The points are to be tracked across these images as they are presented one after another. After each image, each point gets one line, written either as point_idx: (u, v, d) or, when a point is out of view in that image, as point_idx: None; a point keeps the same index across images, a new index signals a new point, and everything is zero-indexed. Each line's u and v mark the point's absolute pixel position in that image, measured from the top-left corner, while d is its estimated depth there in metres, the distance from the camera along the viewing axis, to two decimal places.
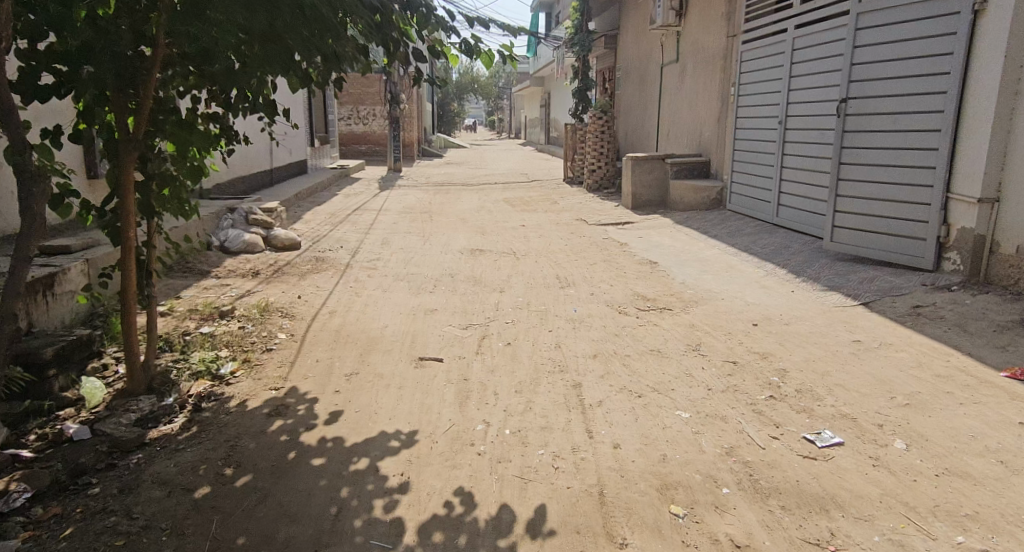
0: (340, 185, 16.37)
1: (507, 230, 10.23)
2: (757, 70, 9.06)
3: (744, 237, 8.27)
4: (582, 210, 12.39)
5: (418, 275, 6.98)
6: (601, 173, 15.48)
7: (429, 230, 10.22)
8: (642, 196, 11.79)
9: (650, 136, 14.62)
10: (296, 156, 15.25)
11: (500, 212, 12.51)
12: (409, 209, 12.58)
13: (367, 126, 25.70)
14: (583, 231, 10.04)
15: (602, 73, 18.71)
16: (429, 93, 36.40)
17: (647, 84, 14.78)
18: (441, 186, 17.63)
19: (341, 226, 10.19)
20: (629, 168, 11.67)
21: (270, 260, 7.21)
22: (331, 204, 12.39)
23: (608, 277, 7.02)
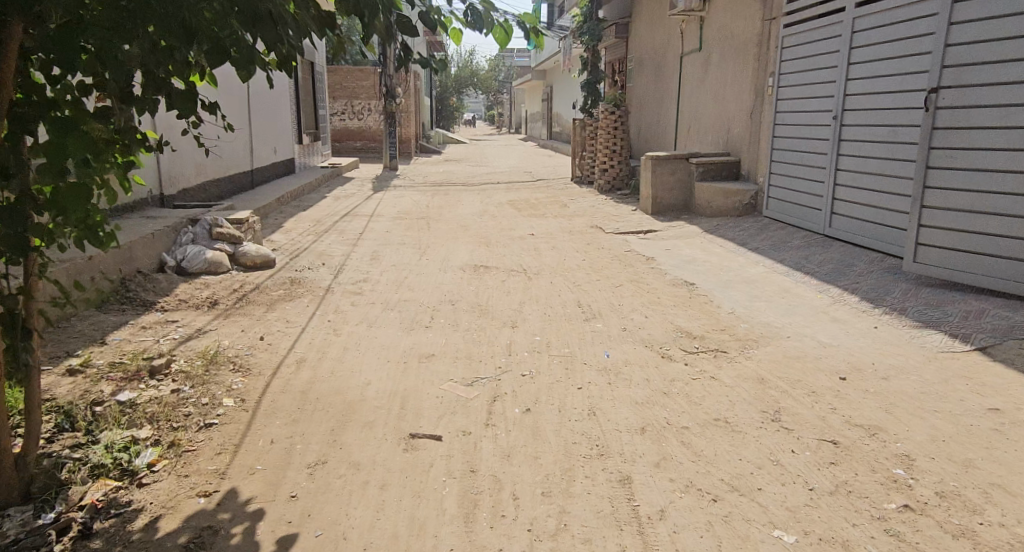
0: (331, 187, 15.21)
1: (514, 240, 9.10)
2: (801, 59, 7.98)
3: (792, 253, 7.12)
4: (596, 215, 11.24)
5: (413, 302, 5.88)
6: (613, 173, 14.33)
7: (428, 240, 9.11)
8: (664, 200, 10.64)
9: (668, 133, 13.48)
10: (281, 154, 14.09)
11: (506, 218, 11.39)
12: (405, 215, 11.46)
13: (362, 122, 24.57)
14: (600, 242, 8.91)
15: (613, 65, 17.62)
16: (427, 87, 35.23)
17: (665, 75, 13.66)
18: (440, 186, 16.48)
19: (328, 236, 9.07)
20: (649, 169, 10.52)
21: (238, 283, 6.07)
22: (319, 210, 11.25)
23: (638, 304, 5.90)
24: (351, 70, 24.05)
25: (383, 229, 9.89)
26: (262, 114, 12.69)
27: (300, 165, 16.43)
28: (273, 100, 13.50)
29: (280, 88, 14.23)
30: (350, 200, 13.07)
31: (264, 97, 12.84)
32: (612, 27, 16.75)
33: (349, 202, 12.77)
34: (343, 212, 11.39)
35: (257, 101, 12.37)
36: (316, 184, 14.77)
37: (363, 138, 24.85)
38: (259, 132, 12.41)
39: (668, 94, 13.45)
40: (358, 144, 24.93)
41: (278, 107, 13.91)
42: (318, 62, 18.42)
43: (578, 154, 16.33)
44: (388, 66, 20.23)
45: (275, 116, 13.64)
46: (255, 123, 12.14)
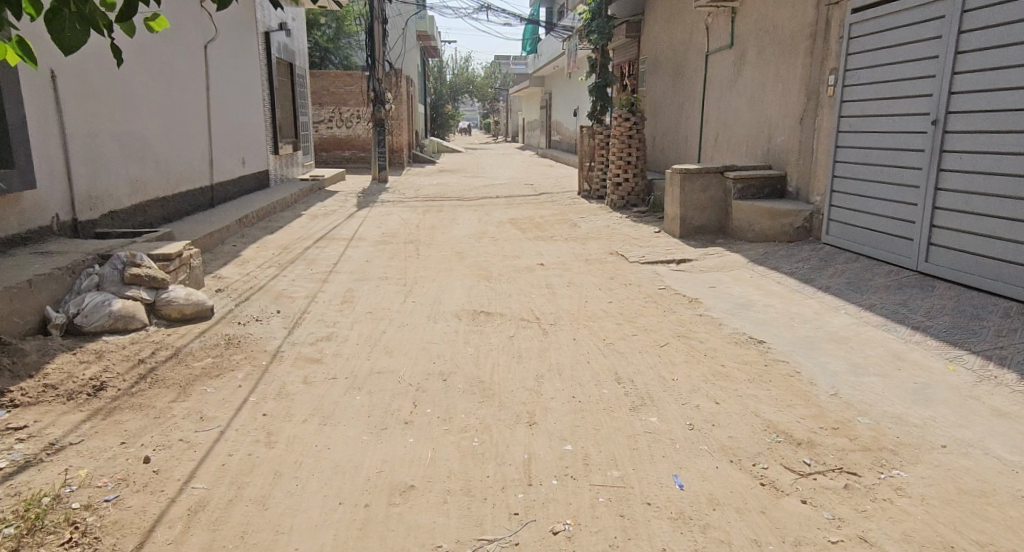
0: (310, 202, 13.65)
1: (520, 273, 7.55)
2: (878, 50, 6.49)
3: (881, 295, 5.53)
4: (612, 239, 9.68)
5: (389, 377, 4.30)
6: (628, 188, 12.79)
7: (415, 274, 7.54)
8: (694, 222, 9.11)
9: (691, 142, 11.97)
10: (253, 167, 12.54)
11: (507, 241, 9.83)
12: (391, 238, 9.90)
13: (350, 130, 23.05)
14: (625, 276, 7.35)
15: (623, 68, 16.14)
16: (421, 93, 33.64)
17: (688, 78, 12.18)
18: (432, 201, 14.91)
19: (294, 269, 7.49)
20: (677, 186, 9.01)
21: (151, 348, 4.50)
22: (290, 233, 9.67)
23: (697, 375, 4.32)
24: (339, 74, 22.51)
25: (363, 259, 8.31)
26: (227, 121, 11.15)
27: (277, 177, 14.85)
28: (241, 105, 11.97)
29: (251, 92, 12.69)
30: (329, 219, 11.49)
31: (230, 103, 11.32)
32: (623, 25, 15.25)
33: (327, 222, 11.18)
34: (318, 234, 9.80)
35: (220, 107, 10.83)
36: (294, 200, 13.19)
37: (351, 147, 23.29)
38: (223, 142, 10.86)
39: (693, 99, 11.95)
40: (346, 154, 23.37)
41: (248, 114, 12.38)
42: (299, 65, 16.88)
43: (586, 165, 14.81)
44: (377, 70, 18.68)
45: (245, 124, 12.12)
46: (216, 131, 10.60)
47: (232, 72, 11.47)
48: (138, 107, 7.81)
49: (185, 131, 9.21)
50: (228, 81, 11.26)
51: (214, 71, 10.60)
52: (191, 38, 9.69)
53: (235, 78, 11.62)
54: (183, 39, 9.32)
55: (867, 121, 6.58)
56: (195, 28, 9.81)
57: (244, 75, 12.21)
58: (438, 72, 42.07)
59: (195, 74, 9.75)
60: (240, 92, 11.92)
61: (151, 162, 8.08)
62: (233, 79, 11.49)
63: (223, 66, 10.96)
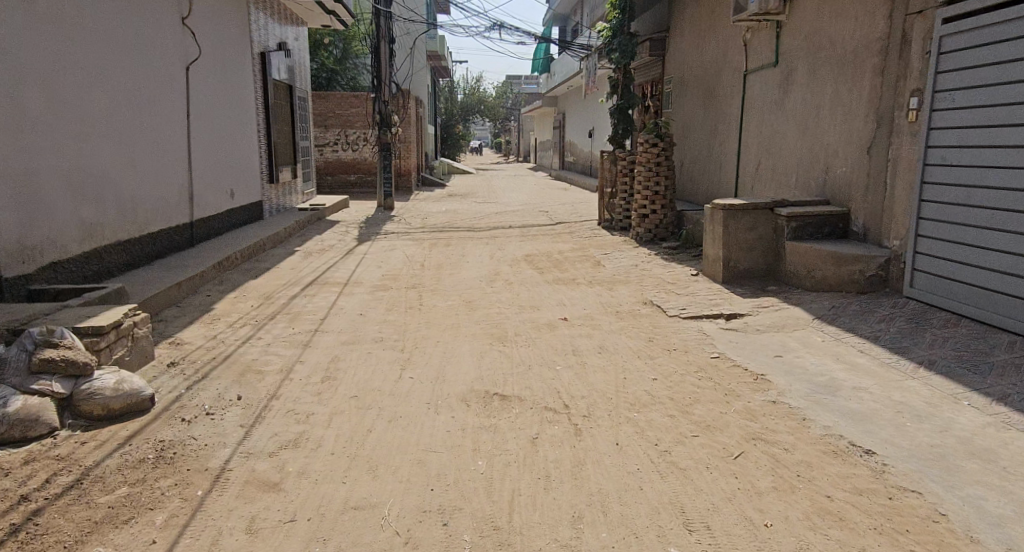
0: (308, 235, 12.57)
1: (540, 333, 6.40)
2: (996, 69, 5.44)
3: (1012, 383, 4.32)
4: (643, 284, 8.50)
5: (373, 519, 3.14)
6: (655, 219, 11.62)
7: (417, 333, 6.41)
8: (740, 265, 7.96)
9: (727, 170, 10.84)
10: (244, 199, 11.47)
11: (525, 285, 8.67)
12: (392, 281, 8.79)
13: (356, 153, 22.07)
14: (666, 337, 6.17)
15: (646, 88, 15.04)
16: (431, 114, 32.73)
17: (722, 99, 11.06)
18: (441, 232, 13.80)
19: (275, 328, 6.36)
20: (720, 224, 7.90)
21: (50, 469, 3.43)
22: (278, 277, 8.56)
23: (797, 517, 3.14)
24: (345, 96, 21.54)
25: (357, 311, 7.18)
26: (215, 151, 10.10)
27: (274, 208, 13.79)
28: (232, 134, 10.93)
29: (244, 119, 11.65)
30: (324, 257, 10.40)
31: (219, 132, 10.28)
32: (646, 43, 14.17)
33: (322, 261, 10.07)
34: (309, 278, 8.69)
35: (207, 135, 9.78)
36: (290, 233, 12.11)
37: (357, 171, 22.27)
38: (208, 175, 9.79)
39: (728, 123, 10.83)
40: (351, 178, 22.34)
41: (240, 144, 11.34)
42: (300, 87, 15.88)
43: (607, 193, 13.70)
44: (383, 91, 17.68)
45: (236, 154, 11.08)
46: (201, 162, 9.56)
47: (222, 97, 10.44)
48: (99, 138, 6.77)
49: (159, 165, 8.13)
50: (217, 107, 10.22)
51: (201, 95, 9.58)
52: (173, 61, 8.66)
53: (225, 104, 10.60)
54: (160, 61, 8.29)
55: (985, 153, 5.50)
56: (177, 48, 8.79)
57: (236, 101, 11.18)
58: (449, 92, 41.21)
59: (176, 101, 8.71)
60: (231, 120, 10.89)
61: (113, 201, 6.99)
62: (223, 105, 10.46)
63: (211, 91, 9.93)
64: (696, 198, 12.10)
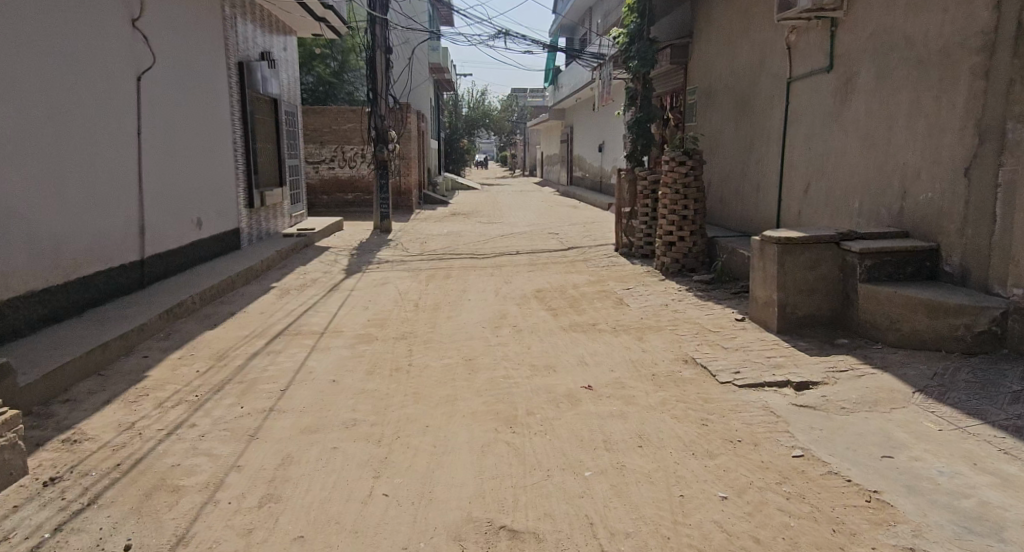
0: (290, 265, 11.21)
1: (559, 412, 5.00)
2: None
3: None
4: (679, 331, 7.10)
5: None
6: (681, 248, 10.20)
7: (402, 411, 5.03)
8: (799, 311, 6.58)
9: (768, 192, 9.43)
10: (216, 228, 10.11)
11: (537, 334, 7.27)
12: (379, 329, 7.41)
13: (353, 170, 20.75)
14: (724, 418, 4.77)
15: (666, 99, 13.68)
16: (434, 128, 31.42)
17: (759, 111, 9.68)
18: (440, 260, 12.42)
19: (223, 404, 4.99)
20: (774, 262, 6.54)
21: None
22: (243, 326, 7.18)
23: None
24: (341, 110, 20.21)
25: (331, 375, 5.80)
26: (180, 176, 8.73)
27: (256, 235, 12.46)
28: (203, 155, 9.56)
29: (218, 138, 10.28)
30: (305, 295, 9.05)
31: (186, 154, 8.92)
32: (667, 50, 12.83)
33: (301, 301, 8.69)
34: (280, 326, 7.32)
35: (168, 158, 8.41)
36: (270, 264, 10.75)
37: (355, 189, 20.92)
38: (169, 204, 8.42)
39: (767, 137, 9.44)
40: (348, 197, 21.00)
41: (212, 166, 9.98)
42: (288, 101, 14.57)
43: (625, 214, 12.35)
44: (379, 105, 16.35)
45: (206, 178, 9.71)
46: (160, 187, 8.21)
47: (190, 114, 9.07)
48: None
49: (95, 197, 6.76)
50: (184, 126, 8.84)
51: (163, 110, 8.25)
52: (121, 73, 7.27)
53: (194, 122, 9.22)
54: (103, 72, 6.90)
55: None
56: (129, 57, 7.40)
57: (208, 118, 9.80)
58: (453, 105, 39.94)
59: (125, 119, 7.33)
60: (202, 139, 9.52)
61: (20, 241, 5.66)
62: (191, 123, 9.08)
63: (174, 107, 8.55)
64: (729, 223, 10.70)
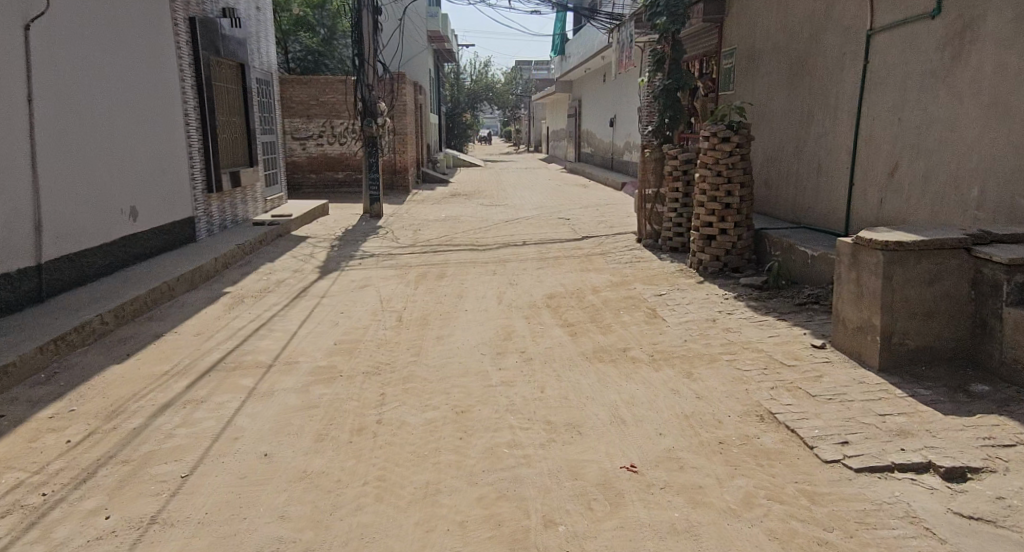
0: (255, 262, 9.48)
1: (592, 522, 3.32)
2: None
3: None
4: (739, 363, 5.36)
5: None
6: (722, 243, 8.43)
7: (354, 522, 3.33)
8: (911, 341, 4.85)
9: (835, 175, 7.70)
10: (159, 219, 8.36)
11: (553, 367, 5.54)
12: (348, 358, 5.71)
13: (345, 147, 18.97)
14: (854, 545, 3.09)
15: (697, 64, 11.87)
16: (434, 101, 29.50)
17: (821, 76, 7.96)
18: (435, 253, 10.69)
19: (81, 508, 3.30)
20: (879, 274, 4.81)
21: None
22: (162, 355, 5.46)
23: None
24: (329, 80, 18.32)
25: (265, 441, 4.11)
26: (104, 155, 7.01)
27: (221, 223, 10.75)
28: (139, 129, 7.83)
29: (164, 108, 8.54)
30: (264, 305, 7.33)
31: (113, 126, 7.18)
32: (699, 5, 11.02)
33: (257, 313, 7.00)
34: (217, 354, 5.62)
35: (85, 133, 6.67)
36: (230, 262, 9.03)
37: (345, 167, 19.13)
38: (88, 192, 6.72)
39: (835, 107, 7.71)
40: (339, 175, 19.20)
41: (157, 143, 8.27)
42: (259, 68, 12.78)
43: (649, 197, 10.59)
44: (367, 74, 14.55)
45: (145, 158, 8.00)
46: (74, 170, 6.47)
47: (117, 77, 7.32)
48: None
49: None
50: (107, 93, 7.10)
51: (74, 71, 6.50)
52: None
53: (124, 87, 7.47)
54: None
55: None
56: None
57: (146, 83, 8.05)
58: (454, 77, 37.93)
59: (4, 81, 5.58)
60: (137, 109, 7.78)
61: None
62: (118, 89, 7.34)
63: (91, 66, 6.80)
64: (778, 212, 8.97)
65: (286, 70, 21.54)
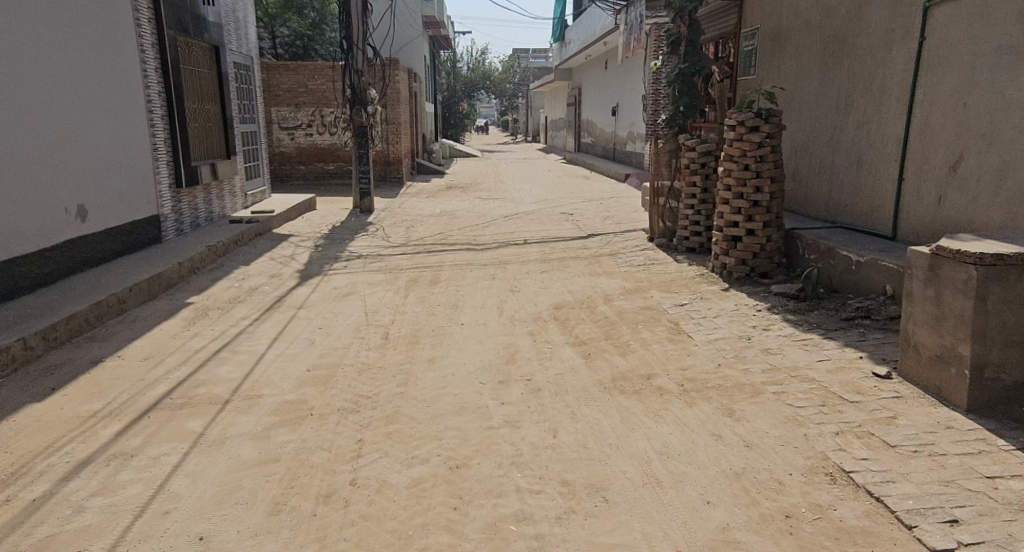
0: (229, 265, 8.57)
1: None
2: None
3: None
4: (790, 398, 4.46)
5: None
6: (751, 243, 7.48)
7: None
8: (1006, 375, 4.00)
9: (880, 168, 6.81)
10: (114, 219, 7.46)
11: (565, 402, 4.64)
12: (322, 391, 4.80)
13: (336, 137, 18.00)
14: None
15: (714, 47, 10.97)
16: (429, 90, 28.51)
17: (863, 55, 7.06)
18: (430, 254, 9.79)
19: None
20: (969, 293, 3.95)
21: None
22: (96, 389, 4.56)
23: None
24: (317, 66, 17.31)
25: (206, 517, 3.24)
26: (36, 147, 6.12)
27: (194, 222, 9.84)
28: (86, 116, 6.92)
29: (119, 93, 7.62)
30: (231, 318, 6.42)
31: (46, 114, 6.28)
32: None
33: (221, 329, 6.09)
34: (165, 386, 4.72)
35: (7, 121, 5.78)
36: (198, 267, 8.11)
37: (335, 159, 18.16)
38: (12, 190, 5.82)
39: (881, 91, 6.81)
40: (329, 167, 18.22)
41: (111, 132, 7.36)
42: (236, 52, 11.84)
43: (664, 192, 9.68)
44: (356, 58, 13.60)
45: (95, 150, 7.09)
46: None
47: (54, 57, 6.42)
48: None
49: None
50: (40, 74, 6.20)
51: None
52: None
53: (65, 69, 6.57)
54: None
55: None
56: None
57: (97, 65, 7.14)
58: (450, 65, 36.87)
59: None
60: (84, 95, 6.87)
61: None
62: (56, 71, 6.44)
63: (15, 43, 5.90)
64: (810, 209, 8.09)
65: (273, 55, 20.53)
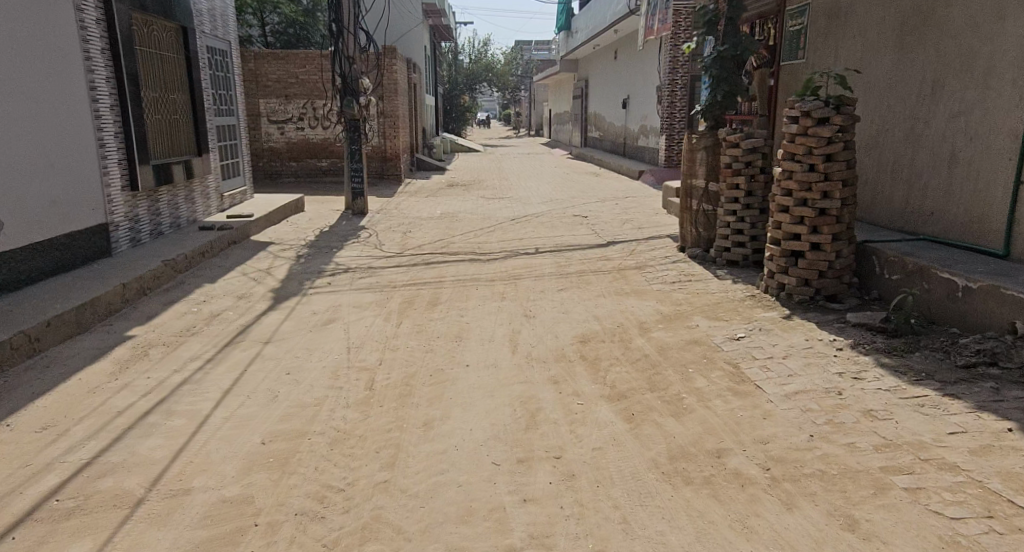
0: (191, 284, 7.28)
1: None
2: None
3: None
4: (931, 498, 3.18)
5: None
6: (814, 261, 6.15)
7: None
8: None
9: (987, 168, 5.49)
10: (29, 234, 6.18)
11: (611, 500, 3.37)
12: (274, 482, 3.53)
13: (328, 130, 16.66)
14: None
15: (754, 28, 9.64)
16: (430, 82, 27.15)
17: (958, 30, 5.75)
18: (427, 266, 8.49)
19: None
20: None
21: None
22: None
23: None
24: (308, 54, 15.92)
25: None
26: None
27: (154, 229, 8.55)
28: None
29: (33, 78, 6.32)
30: (177, 361, 5.14)
31: None
32: None
33: (160, 377, 4.81)
34: (56, 477, 3.48)
35: None
36: (151, 288, 6.82)
37: (328, 155, 16.83)
38: None
39: (985, 73, 5.51)
40: (321, 164, 16.89)
41: (16, 128, 6.09)
42: (210, 34, 10.53)
43: (699, 195, 8.37)
44: (347, 44, 12.27)
45: None
46: None
47: None
48: None
49: None
50: None
51: None
52: None
53: None
54: None
55: None
56: None
57: None
58: (452, 56, 35.50)
59: None
60: None
61: None
62: None
63: None
64: (882, 217, 6.78)
65: (263, 44, 19.21)
